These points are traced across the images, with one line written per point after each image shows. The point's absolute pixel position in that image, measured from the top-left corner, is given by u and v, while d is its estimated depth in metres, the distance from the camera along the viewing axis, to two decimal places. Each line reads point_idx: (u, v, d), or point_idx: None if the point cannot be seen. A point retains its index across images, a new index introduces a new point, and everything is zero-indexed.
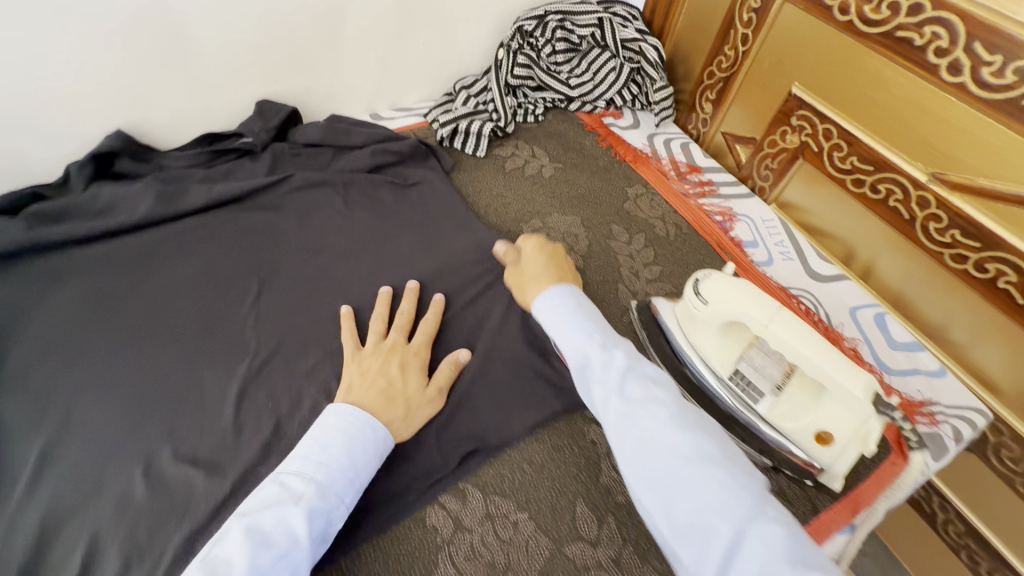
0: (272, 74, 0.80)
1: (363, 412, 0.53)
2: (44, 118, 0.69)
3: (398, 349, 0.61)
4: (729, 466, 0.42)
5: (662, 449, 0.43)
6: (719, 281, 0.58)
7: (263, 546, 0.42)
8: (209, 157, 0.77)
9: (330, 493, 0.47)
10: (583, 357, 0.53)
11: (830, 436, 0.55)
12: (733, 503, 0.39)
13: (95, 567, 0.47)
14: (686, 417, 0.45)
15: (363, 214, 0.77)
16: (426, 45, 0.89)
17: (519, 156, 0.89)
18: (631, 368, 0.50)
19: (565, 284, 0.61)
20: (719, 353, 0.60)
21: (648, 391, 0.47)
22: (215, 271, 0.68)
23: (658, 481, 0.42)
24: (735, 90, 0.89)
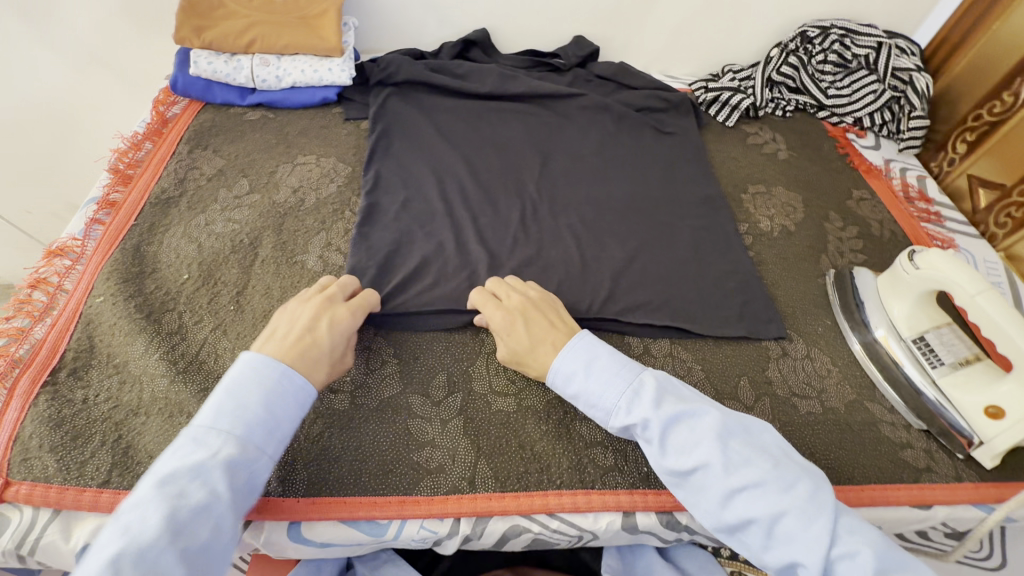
0: (595, 18, 1.04)
1: (279, 364, 0.53)
2: (449, 6, 1.00)
3: (332, 302, 0.61)
4: (793, 500, 0.47)
5: (720, 504, 0.49)
6: (932, 254, 0.66)
7: (180, 498, 0.42)
8: (531, 65, 1.03)
9: (251, 443, 0.48)
10: (621, 423, 0.55)
11: (1002, 412, 0.60)
12: (810, 536, 0.45)
13: (421, 269, 0.72)
14: (735, 460, 0.49)
15: (625, 136, 0.96)
16: (714, 29, 1.07)
17: (762, 137, 1.02)
18: (667, 422, 0.52)
19: (570, 342, 0.59)
20: (908, 320, 0.68)
21: (693, 443, 0.51)
22: (517, 137, 0.93)
23: (732, 530, 0.49)
24: (1000, 135, 0.92)
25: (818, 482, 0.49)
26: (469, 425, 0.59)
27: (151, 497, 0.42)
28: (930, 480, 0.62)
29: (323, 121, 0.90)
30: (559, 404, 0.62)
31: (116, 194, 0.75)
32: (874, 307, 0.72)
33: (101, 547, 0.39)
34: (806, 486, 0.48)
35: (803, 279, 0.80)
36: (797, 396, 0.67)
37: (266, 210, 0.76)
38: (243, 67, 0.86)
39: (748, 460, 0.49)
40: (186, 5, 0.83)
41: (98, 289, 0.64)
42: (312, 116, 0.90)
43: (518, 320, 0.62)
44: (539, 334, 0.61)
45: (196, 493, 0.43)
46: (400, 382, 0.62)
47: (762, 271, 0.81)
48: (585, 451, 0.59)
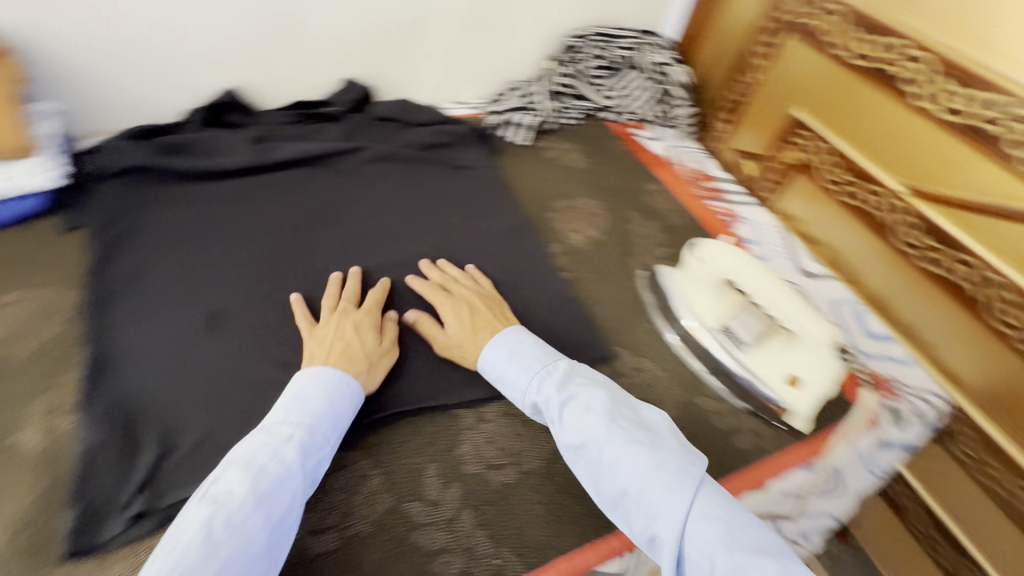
0: (361, 58, 0.96)
1: (334, 369, 0.58)
2: (180, 70, 0.85)
3: (350, 314, 0.66)
4: (664, 471, 0.51)
5: (604, 475, 0.52)
6: (716, 246, 0.72)
7: (261, 475, 0.47)
8: (299, 119, 0.93)
9: (317, 435, 0.52)
10: (531, 403, 0.60)
11: (799, 380, 0.66)
12: (670, 510, 0.49)
13: (193, 405, 0.59)
14: (619, 435, 0.53)
15: (419, 179, 0.90)
16: (486, 51, 1.05)
17: (556, 150, 1.03)
18: (563, 399, 0.57)
19: (502, 332, 0.65)
20: (711, 309, 0.72)
21: (585, 420, 0.55)
22: (298, 207, 0.82)
23: (616, 504, 0.52)
24: (746, 113, 1.03)
25: (689, 458, 0.53)
26: None
27: (238, 475, 0.47)
28: (759, 459, 0.65)
29: (33, 240, 0.71)
30: (391, 517, 0.54)
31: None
32: (678, 298, 0.75)
33: (185, 530, 0.43)
34: (691, 472, 0.51)
35: (619, 287, 0.81)
36: None
37: None
38: None
39: (651, 445, 0.53)
40: None
41: None
42: (13, 239, 0.70)
43: (464, 309, 0.68)
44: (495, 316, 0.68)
45: (237, 504, 0.45)
46: None
47: (580, 290, 0.81)
48: (427, 567, 0.52)
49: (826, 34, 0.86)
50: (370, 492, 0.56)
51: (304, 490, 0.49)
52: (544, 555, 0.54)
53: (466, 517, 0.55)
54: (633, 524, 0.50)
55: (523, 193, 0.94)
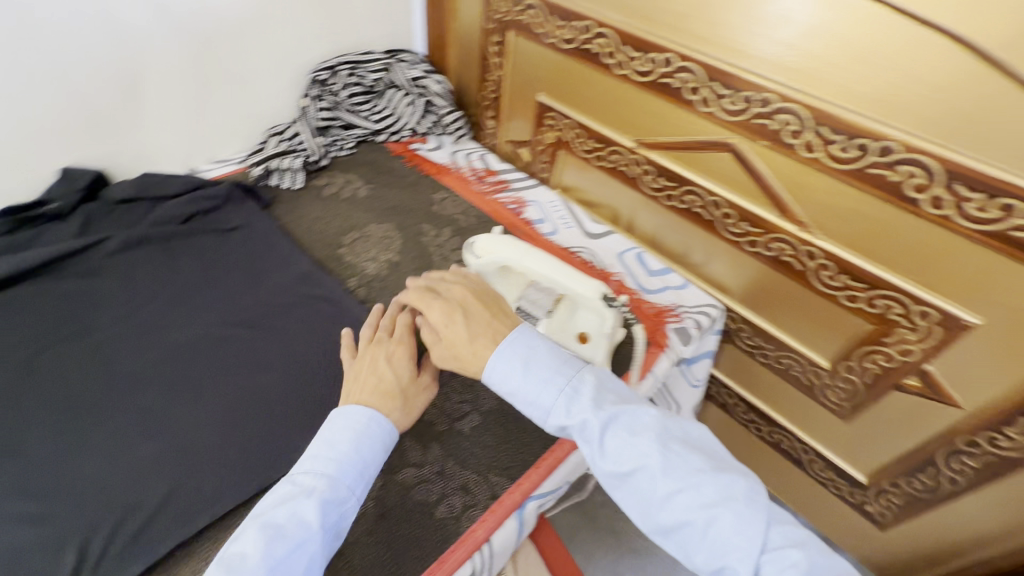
0: (74, 143, 0.85)
1: (367, 408, 0.54)
2: None
3: (383, 342, 0.61)
4: (729, 502, 0.47)
5: (658, 505, 0.48)
6: (488, 239, 0.78)
7: (277, 538, 0.46)
8: (13, 227, 0.80)
9: (340, 485, 0.50)
10: (558, 425, 0.52)
11: (588, 336, 0.72)
12: (744, 542, 0.45)
13: None
14: (675, 465, 0.48)
15: (184, 255, 0.83)
16: (230, 102, 1.00)
17: (336, 184, 1.01)
18: (607, 422, 0.51)
19: (514, 331, 0.56)
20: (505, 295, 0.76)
21: (631, 446, 0.49)
22: (33, 328, 0.71)
23: (668, 532, 0.49)
24: (505, 107, 1.11)
25: (752, 484, 0.49)
26: None
27: (255, 533, 0.46)
28: None
29: None
30: None
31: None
32: None
33: None
34: (754, 494, 0.48)
35: None
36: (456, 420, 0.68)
37: None
38: None
39: (728, 480, 0.48)
40: None
41: None
42: None
43: (459, 315, 0.58)
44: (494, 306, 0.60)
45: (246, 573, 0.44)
46: None
47: None
48: None
49: (535, 26, 0.95)
50: None
51: (322, 544, 0.48)
52: None
53: None
54: (699, 556, 0.47)
55: (310, 236, 0.91)
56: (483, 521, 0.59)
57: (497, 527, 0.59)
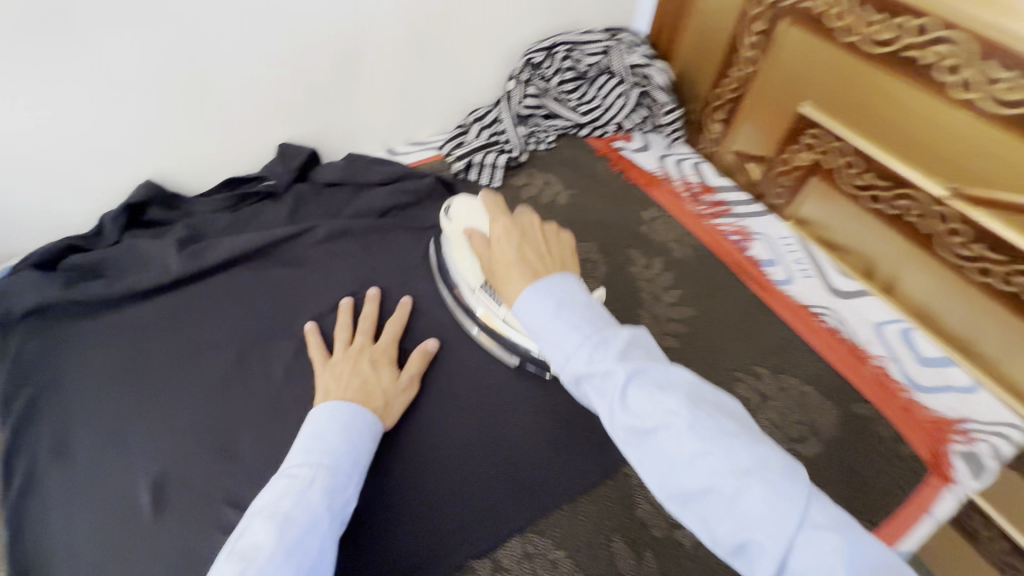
0: (293, 117, 0.83)
1: (350, 404, 0.56)
2: (81, 173, 0.72)
3: (365, 349, 0.64)
4: (763, 472, 0.35)
5: (682, 466, 0.36)
6: (466, 203, 0.70)
7: (286, 524, 0.44)
8: (234, 202, 0.80)
9: (340, 473, 0.50)
10: (574, 373, 0.41)
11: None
12: (783, 518, 0.33)
13: None
14: (704, 427, 0.36)
15: (381, 252, 0.78)
16: (438, 82, 0.92)
17: (534, 185, 0.90)
18: (631, 374, 0.38)
19: (547, 279, 0.44)
20: (474, 270, 0.68)
21: (656, 402, 0.37)
22: (245, 317, 0.70)
23: (688, 500, 0.37)
24: (744, 111, 0.90)
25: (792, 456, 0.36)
26: None
27: (258, 527, 0.44)
28: None
29: None
30: None
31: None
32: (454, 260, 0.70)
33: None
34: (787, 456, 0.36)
35: None
36: (675, 526, 0.56)
37: None
38: None
39: (722, 420, 0.37)
40: None
41: None
42: None
43: (515, 236, 0.50)
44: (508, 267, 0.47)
45: (263, 558, 0.42)
46: None
47: None
48: None
49: (832, 17, 0.72)
50: None
51: (336, 525, 0.47)
52: None
53: None
54: (721, 527, 0.35)
55: None
56: None
57: None
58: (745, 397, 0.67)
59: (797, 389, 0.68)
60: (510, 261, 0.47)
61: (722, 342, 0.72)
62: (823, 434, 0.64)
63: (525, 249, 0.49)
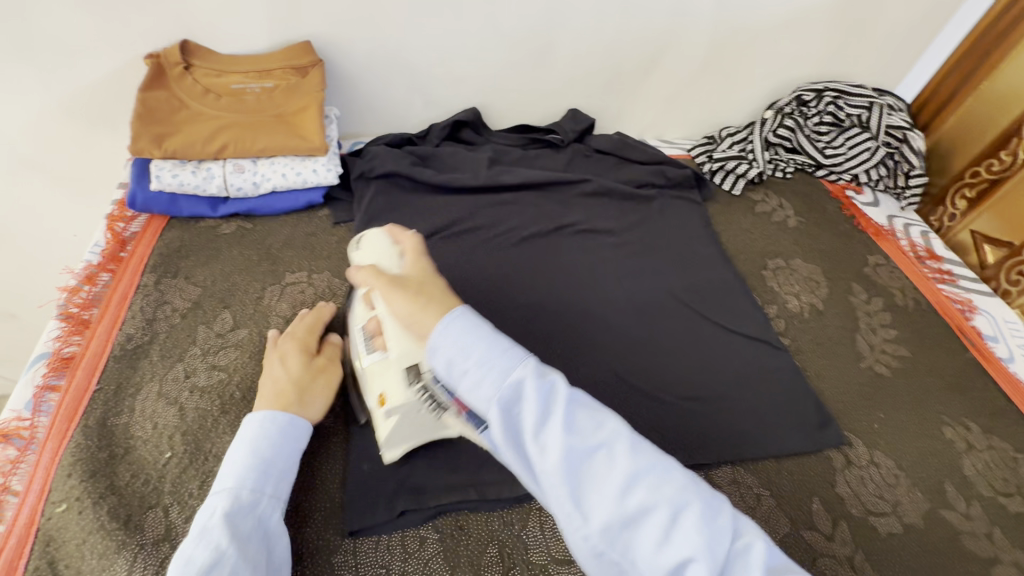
0: (591, 89, 0.99)
1: (258, 414, 0.55)
2: (437, 88, 0.93)
3: (284, 346, 0.63)
4: (690, 494, 0.40)
5: (617, 488, 0.39)
6: (375, 235, 0.62)
7: (189, 565, 0.43)
8: (526, 143, 0.97)
9: (242, 495, 0.49)
10: (505, 392, 0.42)
11: (385, 400, 0.56)
12: (710, 539, 0.38)
13: None
14: (641, 449, 0.41)
15: (633, 216, 0.92)
16: (709, 95, 1.04)
17: (768, 204, 0.99)
18: (573, 398, 0.43)
19: (460, 308, 0.48)
20: (360, 314, 0.61)
21: (595, 423, 0.42)
22: (524, 230, 0.86)
23: (625, 523, 0.39)
24: (1000, 195, 0.93)
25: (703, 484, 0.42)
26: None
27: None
28: None
29: (310, 227, 0.81)
30: None
31: (53, 384, 0.60)
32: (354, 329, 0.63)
33: None
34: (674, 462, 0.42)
35: (844, 366, 0.77)
36: (873, 514, 0.62)
37: (257, 349, 0.66)
38: (214, 176, 0.76)
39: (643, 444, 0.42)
40: (142, 112, 0.72)
41: (57, 493, 0.53)
42: (296, 224, 0.81)
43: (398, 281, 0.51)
44: (415, 300, 0.49)
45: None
46: (446, 565, 0.54)
47: (803, 364, 0.77)
48: None
49: None
50: None
51: (253, 548, 0.46)
52: None
53: None
54: (654, 552, 0.38)
55: (737, 245, 0.92)
56: None
57: None
58: (952, 440, 0.70)
59: (1007, 454, 0.70)
60: (405, 298, 0.50)
61: (933, 388, 0.76)
62: None
63: (444, 292, 0.51)
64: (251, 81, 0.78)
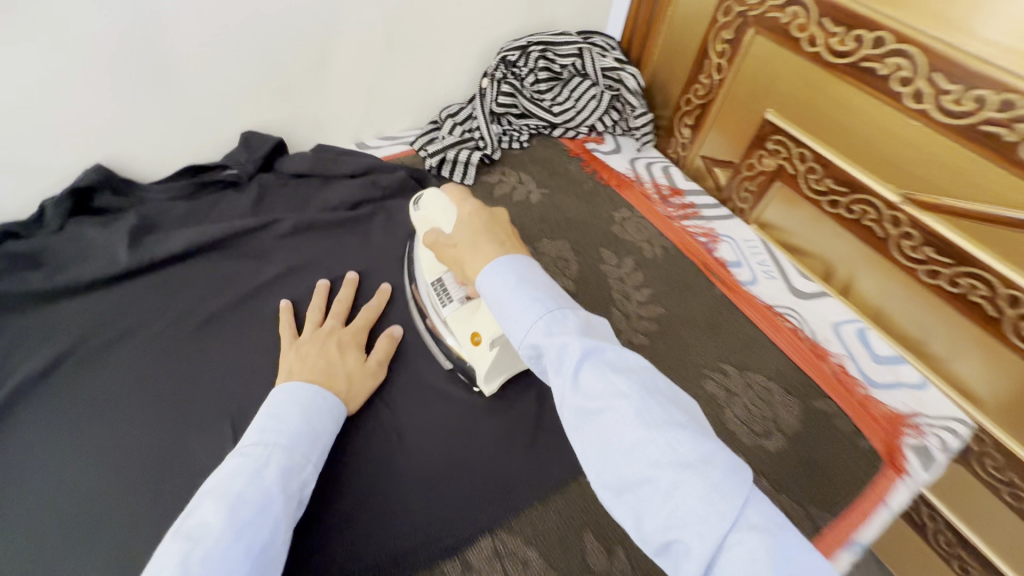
0: (259, 105, 0.79)
1: (310, 384, 0.55)
2: (20, 155, 0.66)
3: (336, 332, 0.64)
4: (705, 470, 0.35)
5: (622, 452, 0.38)
6: (434, 192, 0.65)
7: (240, 503, 0.41)
8: (193, 190, 0.76)
9: (295, 453, 0.48)
10: (532, 345, 0.45)
11: (481, 338, 0.61)
12: (702, 520, 0.34)
13: None
14: (652, 410, 0.38)
15: (350, 246, 0.76)
16: (413, 76, 0.90)
17: (507, 183, 0.90)
18: (586, 349, 0.41)
19: (500, 260, 0.49)
20: (433, 265, 0.66)
21: (606, 381, 0.40)
22: (201, 311, 0.66)
23: (624, 490, 0.38)
24: (711, 116, 0.92)
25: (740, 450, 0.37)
26: None
27: (210, 502, 0.41)
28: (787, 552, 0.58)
29: None
30: None
31: None
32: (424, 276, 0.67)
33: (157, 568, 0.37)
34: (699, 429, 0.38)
35: None
36: None
37: None
38: None
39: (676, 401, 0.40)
40: None
41: None
42: None
43: (484, 213, 0.56)
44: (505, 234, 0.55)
45: (212, 538, 0.38)
46: None
47: None
48: None
49: (795, 27, 0.74)
50: None
51: (269, 519, 0.42)
52: None
53: None
54: (652, 528, 0.36)
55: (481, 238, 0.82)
56: None
57: None
58: (713, 394, 0.68)
59: (762, 385, 0.69)
60: (466, 244, 0.53)
61: (690, 339, 0.73)
62: (786, 427, 0.66)
63: (498, 223, 0.56)
64: None
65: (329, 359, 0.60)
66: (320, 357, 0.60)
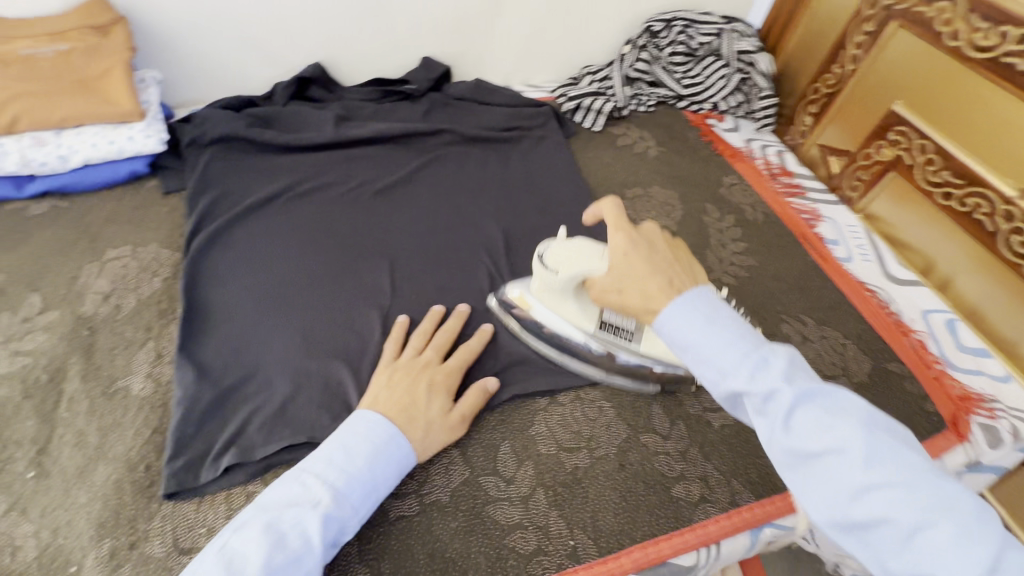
0: (440, 36, 0.96)
1: (388, 424, 0.51)
2: (271, 44, 0.87)
3: (431, 367, 0.59)
4: (895, 480, 0.35)
5: (852, 488, 0.36)
6: (564, 246, 0.59)
7: (277, 547, 0.42)
8: (379, 95, 0.94)
9: (346, 503, 0.46)
10: (729, 389, 0.42)
11: None
12: (904, 523, 0.34)
13: (264, 370, 0.60)
14: (837, 423, 0.38)
15: (492, 159, 0.91)
16: (566, 32, 1.03)
17: (630, 136, 1.01)
18: (800, 396, 0.39)
19: (680, 296, 0.46)
20: (583, 313, 0.64)
21: (830, 428, 0.37)
22: (376, 181, 0.83)
23: (855, 528, 0.36)
24: (836, 106, 0.97)
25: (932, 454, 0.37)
26: (365, 559, 0.51)
27: (256, 534, 0.42)
28: None
29: (136, 203, 0.75)
30: (466, 489, 0.56)
31: None
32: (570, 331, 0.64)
33: None
34: (871, 410, 0.39)
35: None
36: (709, 411, 0.65)
37: (68, 329, 0.62)
38: (10, 152, 0.70)
39: (856, 413, 0.38)
40: None
41: None
42: (117, 199, 0.75)
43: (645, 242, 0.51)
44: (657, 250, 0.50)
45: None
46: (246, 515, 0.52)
47: None
48: (502, 540, 0.53)
49: (941, 21, 0.78)
50: (446, 462, 0.57)
51: None
52: (619, 542, 0.54)
53: (539, 496, 0.56)
54: (886, 550, 0.35)
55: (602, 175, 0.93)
56: (719, 521, 0.57)
57: (727, 535, 0.56)
58: (788, 336, 0.75)
59: (837, 341, 0.75)
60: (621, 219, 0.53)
61: (776, 291, 0.80)
62: (855, 377, 0.71)
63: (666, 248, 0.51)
64: (41, 45, 0.71)
65: (413, 396, 0.55)
66: (400, 390, 0.55)
